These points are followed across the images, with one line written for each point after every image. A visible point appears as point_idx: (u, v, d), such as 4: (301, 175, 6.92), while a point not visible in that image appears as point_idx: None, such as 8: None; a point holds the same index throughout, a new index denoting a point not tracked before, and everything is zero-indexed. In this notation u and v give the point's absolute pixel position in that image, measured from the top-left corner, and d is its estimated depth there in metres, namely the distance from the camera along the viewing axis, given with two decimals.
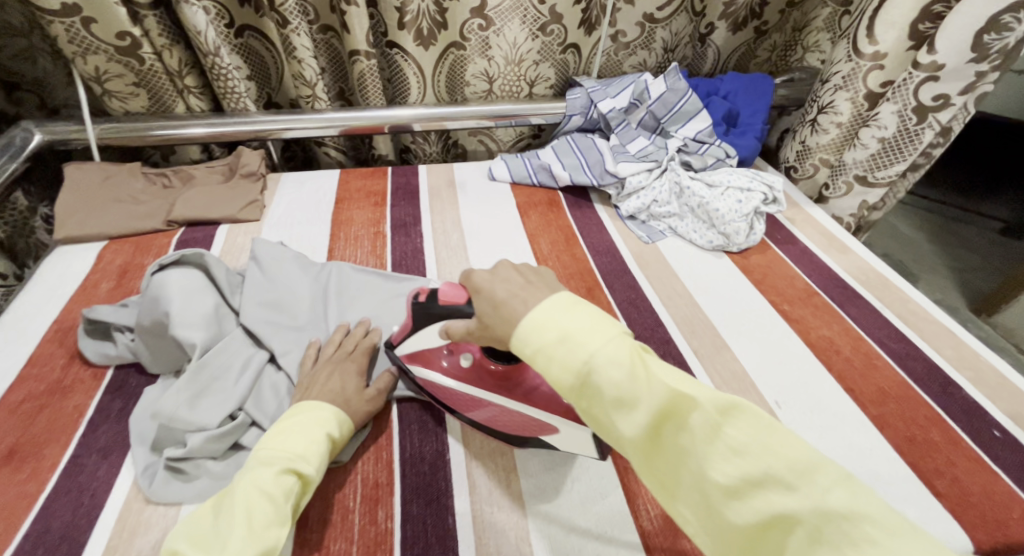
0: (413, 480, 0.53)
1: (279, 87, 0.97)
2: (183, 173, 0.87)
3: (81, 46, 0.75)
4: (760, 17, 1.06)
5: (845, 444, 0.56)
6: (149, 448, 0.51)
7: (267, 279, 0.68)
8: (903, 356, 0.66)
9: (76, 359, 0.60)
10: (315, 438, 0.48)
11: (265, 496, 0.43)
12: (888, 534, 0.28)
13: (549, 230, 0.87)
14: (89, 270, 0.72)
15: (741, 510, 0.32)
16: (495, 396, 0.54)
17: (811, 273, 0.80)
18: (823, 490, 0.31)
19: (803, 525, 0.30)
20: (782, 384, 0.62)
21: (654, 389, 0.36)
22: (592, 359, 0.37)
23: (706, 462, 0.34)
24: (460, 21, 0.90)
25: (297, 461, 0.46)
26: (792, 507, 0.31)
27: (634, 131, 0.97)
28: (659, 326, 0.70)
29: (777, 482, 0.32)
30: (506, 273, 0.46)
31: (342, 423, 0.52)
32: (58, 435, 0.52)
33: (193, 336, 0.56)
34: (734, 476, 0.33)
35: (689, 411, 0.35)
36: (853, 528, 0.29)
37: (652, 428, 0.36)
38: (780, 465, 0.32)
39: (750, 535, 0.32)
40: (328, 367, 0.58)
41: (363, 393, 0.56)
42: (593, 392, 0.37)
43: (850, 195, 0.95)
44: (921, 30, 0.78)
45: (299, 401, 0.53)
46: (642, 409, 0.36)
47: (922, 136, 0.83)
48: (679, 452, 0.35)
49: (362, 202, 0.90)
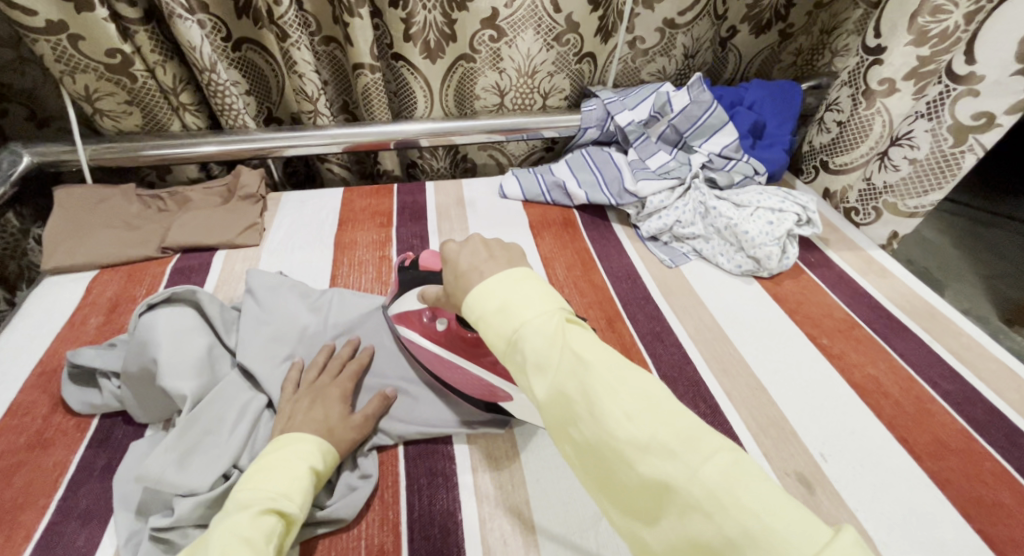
0: (422, 547, 0.48)
1: (280, 102, 0.92)
2: (179, 196, 0.82)
3: (68, 64, 0.71)
4: (787, 20, 1.00)
5: (903, 506, 0.51)
6: (135, 514, 0.47)
7: (264, 314, 0.63)
8: (960, 400, 0.61)
9: (60, 408, 0.56)
10: (298, 474, 0.44)
11: (242, 539, 0.37)
12: (763, 507, 0.25)
13: (564, 254, 0.82)
14: (77, 304, 0.68)
15: (629, 476, 0.29)
16: (467, 362, 0.56)
17: (851, 301, 0.74)
18: (706, 458, 0.27)
19: (680, 496, 0.27)
20: (826, 434, 0.57)
21: (566, 350, 0.32)
22: (520, 326, 0.34)
23: (602, 426, 0.30)
24: (470, 32, 0.85)
25: (279, 501, 0.41)
26: (670, 473, 0.27)
27: (654, 145, 0.91)
28: (688, 364, 0.65)
29: (661, 448, 0.28)
30: (475, 245, 0.42)
31: (326, 455, 0.48)
32: (35, 498, 0.48)
33: (182, 386, 0.52)
34: (628, 439, 0.29)
35: (591, 371, 0.31)
36: (730, 497, 0.26)
37: (557, 390, 0.32)
38: (668, 432, 0.29)
39: (636, 500, 0.29)
40: (310, 394, 0.54)
41: (348, 419, 0.53)
42: (517, 361, 0.34)
43: (881, 224, 0.87)
44: (920, 25, 0.73)
45: (281, 432, 0.49)
46: (553, 370, 0.32)
47: (960, 159, 0.75)
48: (577, 415, 0.31)
49: (367, 223, 0.85)
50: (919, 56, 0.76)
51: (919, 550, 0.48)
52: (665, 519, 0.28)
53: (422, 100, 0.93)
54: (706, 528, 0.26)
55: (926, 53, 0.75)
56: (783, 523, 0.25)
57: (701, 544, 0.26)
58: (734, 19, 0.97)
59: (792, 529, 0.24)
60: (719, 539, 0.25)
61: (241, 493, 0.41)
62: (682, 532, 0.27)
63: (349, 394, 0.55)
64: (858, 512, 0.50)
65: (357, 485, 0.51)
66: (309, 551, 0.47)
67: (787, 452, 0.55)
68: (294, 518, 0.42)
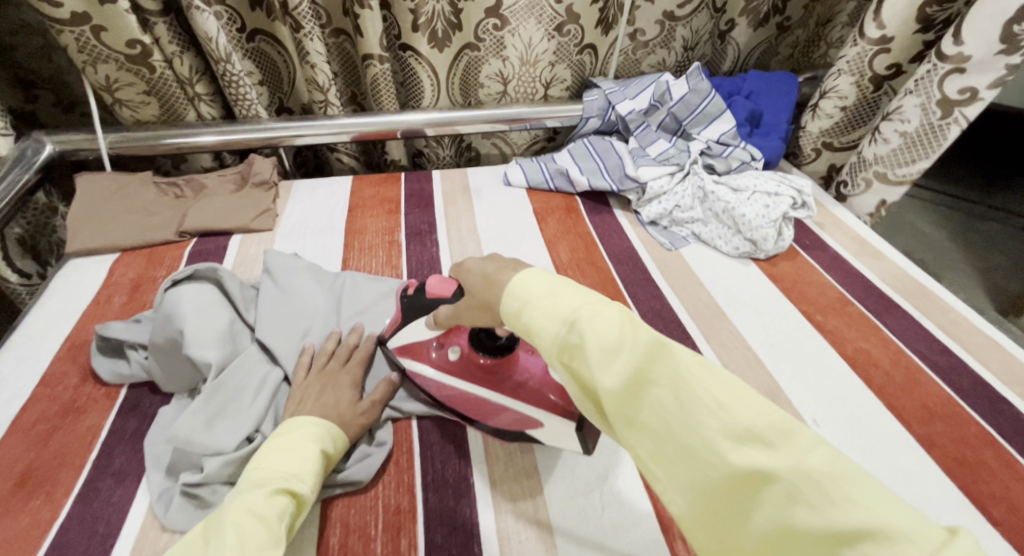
0: (436, 506, 0.50)
1: (291, 92, 0.95)
2: (195, 183, 0.85)
3: (90, 55, 0.74)
4: (784, 12, 1.02)
5: (891, 466, 0.54)
6: (165, 473, 0.49)
7: (281, 292, 0.66)
8: (948, 371, 0.64)
9: (90, 378, 0.59)
10: (310, 456, 0.46)
11: (256, 516, 0.39)
12: (869, 495, 0.26)
13: (567, 237, 0.85)
14: (101, 283, 0.71)
15: (721, 468, 0.29)
16: (484, 390, 0.55)
17: (845, 281, 0.77)
18: (804, 451, 0.28)
19: (780, 485, 0.27)
20: (819, 401, 0.60)
21: (639, 337, 0.33)
22: (579, 312, 0.34)
23: (692, 418, 0.30)
24: (474, 22, 0.88)
25: (292, 481, 0.43)
26: (771, 464, 0.28)
27: (654, 133, 0.94)
28: (687, 339, 0.68)
29: (758, 439, 0.29)
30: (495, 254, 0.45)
31: (336, 438, 0.50)
32: (72, 459, 0.51)
33: (208, 355, 0.54)
34: (720, 430, 0.29)
35: (673, 361, 0.31)
36: (837, 488, 0.26)
37: (633, 380, 0.32)
38: (760, 422, 0.29)
39: (726, 491, 0.29)
40: (321, 380, 0.56)
41: (357, 405, 0.54)
42: (576, 349, 0.34)
43: (869, 194, 0.91)
44: (929, 14, 0.76)
45: (292, 415, 0.51)
46: (626, 359, 0.32)
47: (946, 132, 0.79)
48: (658, 406, 0.31)
49: (376, 209, 0.88)
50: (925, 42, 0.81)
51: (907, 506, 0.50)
52: (761, 509, 0.28)
53: (428, 90, 0.96)
54: (814, 518, 0.26)
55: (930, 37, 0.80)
56: (894, 515, 0.25)
57: (804, 535, 0.26)
58: (733, 12, 0.99)
59: (905, 519, 0.25)
60: (826, 528, 0.26)
61: (255, 472, 0.43)
62: (782, 521, 0.27)
63: (359, 381, 0.57)
64: None
65: (372, 451, 0.54)
66: (328, 510, 0.50)
67: None
68: (304, 500, 0.44)
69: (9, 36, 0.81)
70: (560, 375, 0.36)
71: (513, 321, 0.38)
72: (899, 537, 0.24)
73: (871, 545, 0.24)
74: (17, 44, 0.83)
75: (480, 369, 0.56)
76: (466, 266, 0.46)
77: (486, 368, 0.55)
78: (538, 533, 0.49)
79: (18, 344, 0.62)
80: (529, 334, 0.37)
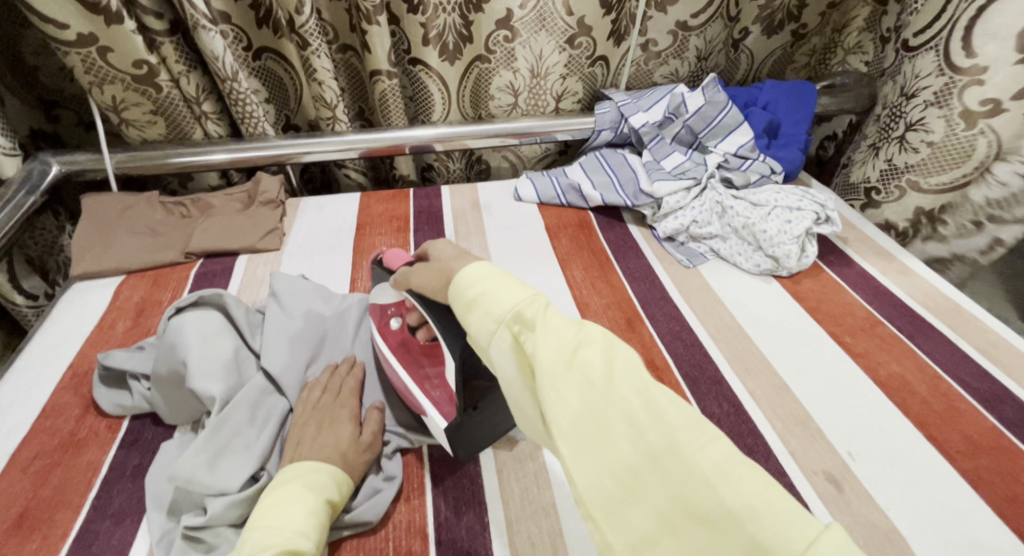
0: (450, 548, 0.48)
1: (298, 109, 0.94)
2: (201, 203, 0.84)
3: (97, 76, 0.73)
4: (800, 19, 0.99)
5: (934, 504, 0.50)
6: (166, 514, 0.47)
7: (286, 314, 0.63)
8: (990, 398, 0.60)
9: (92, 409, 0.57)
10: (314, 510, 0.43)
11: None
12: (760, 485, 0.29)
13: (581, 255, 0.82)
14: (106, 308, 0.69)
15: (635, 441, 0.31)
16: (400, 369, 0.55)
17: (873, 300, 0.74)
18: (709, 440, 0.31)
19: (686, 463, 0.30)
20: (853, 432, 0.57)
21: (588, 328, 0.36)
22: (542, 296, 0.38)
23: (619, 394, 0.33)
24: (485, 33, 0.86)
25: (296, 540, 0.40)
26: (679, 442, 0.31)
27: (668, 146, 0.91)
28: (709, 363, 0.65)
29: (673, 422, 0.31)
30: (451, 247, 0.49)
31: (340, 484, 0.47)
32: (70, 498, 0.49)
33: (211, 387, 0.52)
34: (639, 407, 0.32)
35: (610, 347, 0.35)
36: (734, 473, 0.29)
37: (572, 354, 0.35)
38: (675, 409, 0.32)
39: (633, 466, 0.31)
40: (315, 418, 0.53)
41: (358, 442, 0.52)
42: (530, 323, 0.36)
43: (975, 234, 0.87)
44: None
45: (287, 463, 0.49)
46: (571, 338, 0.35)
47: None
48: (589, 379, 0.34)
49: (384, 227, 0.86)
50: None
51: (955, 550, 0.47)
52: (663, 486, 0.30)
53: (438, 105, 0.94)
54: (710, 497, 0.28)
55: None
56: (778, 502, 0.28)
57: (696, 510, 0.29)
58: (747, 20, 0.97)
59: (785, 508, 0.27)
60: (719, 507, 0.28)
61: (257, 534, 0.40)
62: (681, 499, 0.29)
63: (357, 414, 0.55)
64: (887, 510, 0.50)
65: (381, 486, 0.52)
66: (336, 551, 0.47)
67: (814, 451, 0.55)
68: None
69: (31, 57, 0.81)
70: (498, 349, 0.37)
71: (462, 292, 0.40)
72: (780, 522, 0.27)
73: (757, 524, 0.27)
74: (39, 65, 0.83)
75: (414, 351, 0.57)
76: (438, 245, 0.50)
77: (421, 351, 0.56)
78: None
79: (19, 374, 0.60)
80: (478, 304, 0.39)
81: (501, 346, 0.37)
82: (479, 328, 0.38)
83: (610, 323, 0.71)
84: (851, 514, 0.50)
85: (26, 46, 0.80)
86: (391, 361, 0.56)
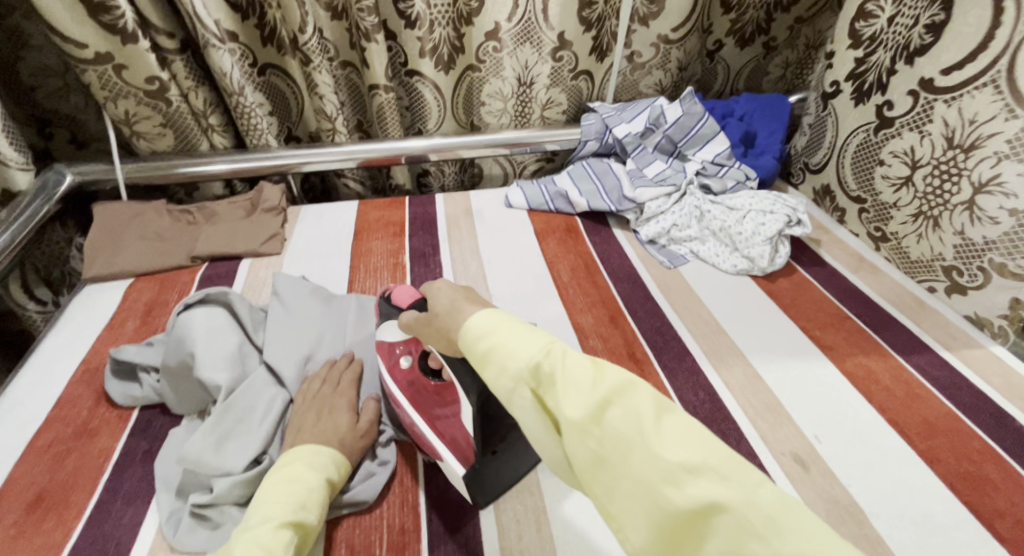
0: (441, 525, 0.51)
1: (299, 121, 0.99)
2: (207, 211, 0.88)
3: (112, 91, 0.78)
4: (769, 33, 1.04)
5: (892, 480, 0.54)
6: (175, 494, 0.50)
7: (288, 312, 0.67)
8: (948, 385, 0.64)
9: (103, 401, 0.60)
10: (314, 486, 0.46)
11: (262, 550, 0.39)
12: (819, 532, 0.25)
13: (568, 257, 0.87)
14: (115, 308, 0.73)
15: (675, 500, 0.28)
16: (412, 410, 0.55)
17: (844, 298, 0.78)
18: (755, 486, 0.27)
19: (732, 516, 0.27)
20: (819, 417, 0.61)
21: (609, 376, 0.33)
22: (557, 342, 0.35)
23: (652, 448, 0.30)
24: (475, 43, 0.92)
25: (299, 513, 0.43)
26: (722, 494, 0.27)
27: (650, 155, 0.97)
28: (687, 356, 0.69)
29: (713, 471, 0.28)
30: (444, 288, 0.46)
31: (340, 465, 0.51)
32: (85, 481, 0.52)
33: (217, 377, 0.56)
34: (675, 463, 0.29)
35: (637, 394, 0.32)
36: (787, 522, 0.26)
37: (598, 412, 0.32)
38: (715, 455, 0.29)
39: (679, 524, 0.29)
40: (316, 406, 0.56)
41: (356, 428, 0.55)
42: (549, 378, 0.34)
43: (995, 289, 0.69)
44: (857, 29, 0.84)
45: (290, 445, 0.52)
46: (591, 389, 0.32)
47: (917, 148, 0.75)
48: (618, 434, 0.31)
49: (381, 232, 0.91)
50: (856, 59, 0.84)
51: (909, 523, 0.51)
52: (715, 544, 0.27)
53: (434, 114, 1.00)
54: (763, 551, 0.26)
55: (861, 54, 0.83)
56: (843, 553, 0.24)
57: None
58: (720, 32, 1.03)
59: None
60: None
61: (260, 507, 0.43)
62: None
63: (354, 402, 0.58)
64: (848, 487, 0.54)
65: (376, 470, 0.55)
66: (333, 530, 0.50)
67: (782, 435, 0.59)
68: (311, 529, 0.44)
69: (28, 77, 0.87)
70: (521, 408, 0.35)
71: (472, 345, 0.38)
72: None
73: None
74: (36, 86, 0.88)
75: (424, 390, 0.56)
76: (435, 289, 0.47)
77: (430, 390, 0.56)
78: (541, 551, 0.49)
79: (34, 369, 0.64)
80: (490, 359, 0.36)
81: (523, 405, 0.35)
82: (496, 386, 0.36)
83: (595, 319, 0.75)
84: (815, 491, 0.53)
85: (25, 68, 0.86)
86: (402, 401, 0.56)
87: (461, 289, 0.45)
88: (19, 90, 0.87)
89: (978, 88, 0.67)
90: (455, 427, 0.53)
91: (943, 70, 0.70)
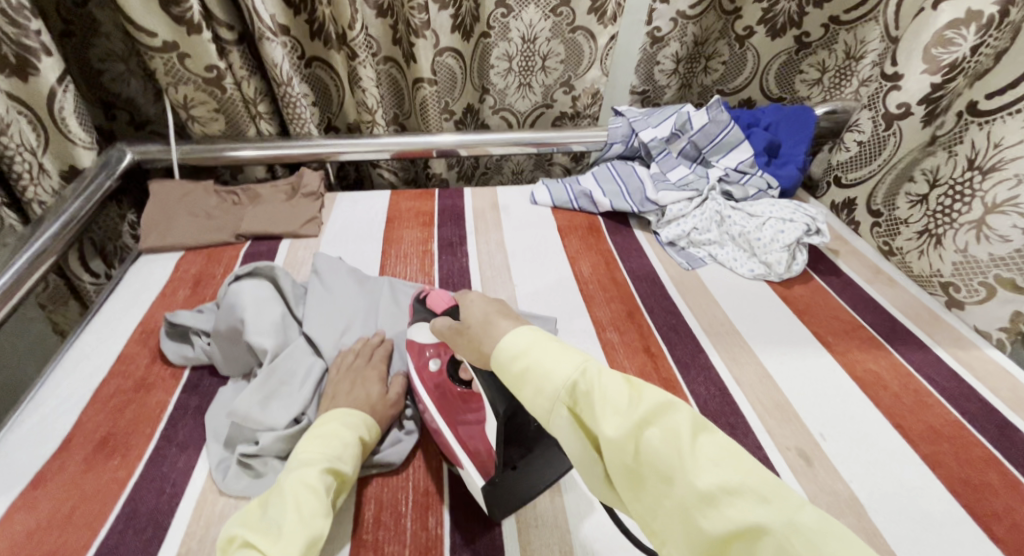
0: (459, 490, 0.55)
1: (339, 112, 1.04)
2: (251, 192, 0.93)
3: (174, 77, 0.84)
4: (801, 27, 1.01)
5: (894, 480, 0.56)
6: (223, 445, 0.55)
7: (327, 291, 0.72)
8: (956, 395, 0.66)
9: (158, 359, 0.66)
10: (350, 442, 0.51)
11: (309, 489, 0.44)
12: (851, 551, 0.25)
13: (589, 254, 0.90)
14: (168, 277, 0.79)
15: (710, 521, 0.28)
16: (437, 413, 0.56)
17: (857, 306, 0.80)
18: (794, 506, 0.27)
19: (771, 537, 0.26)
20: (828, 417, 0.63)
21: (646, 397, 0.33)
22: (593, 362, 0.36)
23: (686, 469, 0.29)
24: (489, 12, 0.97)
25: (336, 462, 0.48)
26: (759, 514, 0.27)
27: (674, 160, 1.00)
28: (700, 352, 0.72)
29: (749, 491, 0.28)
30: (473, 302, 0.49)
31: (371, 428, 0.55)
32: (143, 429, 0.57)
33: (264, 342, 0.61)
34: (710, 484, 0.29)
35: (675, 414, 0.32)
36: (824, 540, 0.25)
37: (636, 430, 0.32)
38: (752, 477, 0.28)
39: (717, 549, 0.28)
40: (349, 376, 0.60)
41: (386, 398, 0.59)
42: (586, 397, 0.34)
43: (996, 302, 0.72)
44: (933, 54, 0.76)
45: (327, 409, 0.56)
46: (630, 410, 0.32)
47: (943, 166, 0.78)
48: (653, 452, 0.31)
49: (411, 222, 0.95)
50: (933, 83, 0.77)
51: (908, 520, 0.53)
52: None
53: (457, 82, 1.05)
54: None
55: (940, 80, 0.76)
56: None
57: None
58: (750, 18, 1.05)
59: None
60: None
61: (299, 460, 0.48)
62: None
63: (384, 375, 0.62)
64: (850, 483, 0.56)
65: (402, 437, 0.59)
66: (363, 486, 0.55)
67: (789, 431, 0.61)
68: (346, 479, 0.49)
69: (98, 63, 0.94)
70: (559, 427, 0.35)
71: (510, 365, 0.39)
72: None
73: None
74: (104, 69, 0.95)
75: (449, 396, 0.57)
76: (470, 299, 0.50)
77: (456, 396, 0.56)
78: (553, 519, 0.52)
79: (98, 328, 0.69)
80: (528, 379, 0.37)
81: (561, 423, 0.35)
82: (536, 405, 0.37)
83: (614, 313, 0.78)
84: (817, 484, 0.56)
85: (94, 54, 0.93)
86: (428, 402, 0.58)
87: (493, 304, 0.47)
88: (89, 74, 0.95)
89: (1010, 114, 0.69)
90: (477, 435, 0.52)
91: (987, 94, 0.72)
